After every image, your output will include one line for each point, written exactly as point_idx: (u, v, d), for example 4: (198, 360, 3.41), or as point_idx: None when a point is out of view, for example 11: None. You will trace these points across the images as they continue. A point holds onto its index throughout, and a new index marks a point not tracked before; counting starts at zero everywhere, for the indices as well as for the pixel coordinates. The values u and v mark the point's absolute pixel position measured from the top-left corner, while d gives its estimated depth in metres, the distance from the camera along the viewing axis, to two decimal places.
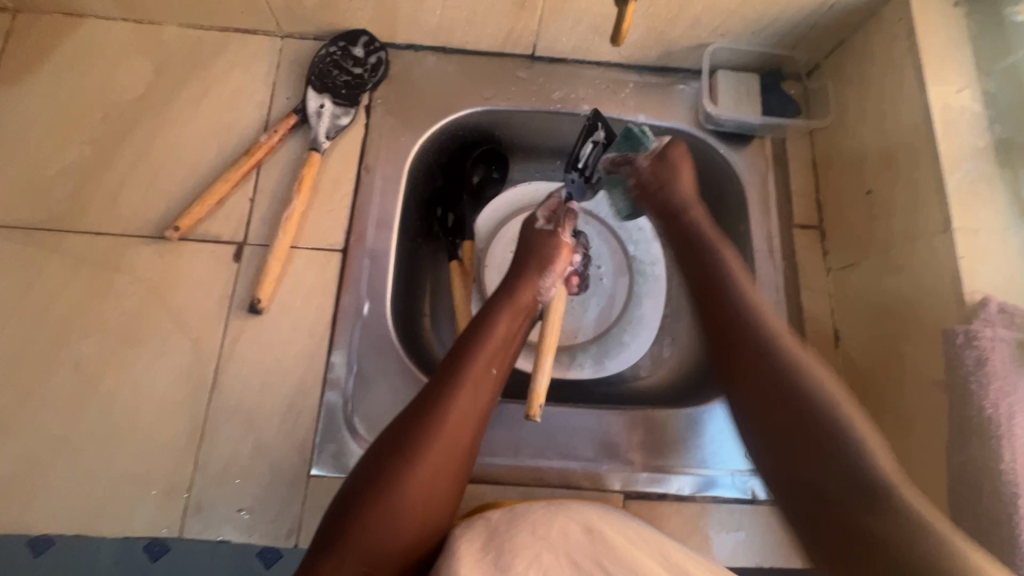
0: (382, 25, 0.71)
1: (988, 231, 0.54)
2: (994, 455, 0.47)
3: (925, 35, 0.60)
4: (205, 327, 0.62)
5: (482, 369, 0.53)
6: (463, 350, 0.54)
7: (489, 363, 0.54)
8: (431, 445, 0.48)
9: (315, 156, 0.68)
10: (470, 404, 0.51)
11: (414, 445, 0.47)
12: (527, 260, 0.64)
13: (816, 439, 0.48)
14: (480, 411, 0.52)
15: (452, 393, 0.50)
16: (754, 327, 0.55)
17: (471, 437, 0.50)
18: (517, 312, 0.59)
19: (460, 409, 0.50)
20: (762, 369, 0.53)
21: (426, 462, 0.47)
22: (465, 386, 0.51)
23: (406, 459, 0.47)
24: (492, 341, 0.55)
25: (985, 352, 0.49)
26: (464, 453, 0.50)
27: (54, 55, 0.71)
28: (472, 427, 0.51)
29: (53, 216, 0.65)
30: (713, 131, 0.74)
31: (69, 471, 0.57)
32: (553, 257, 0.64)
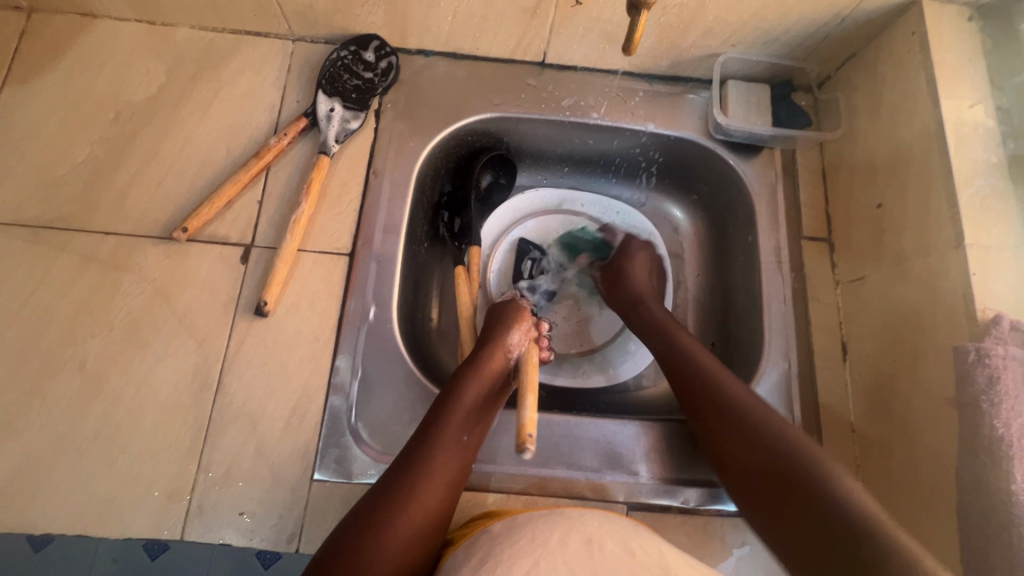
0: (393, 31, 0.71)
1: (1001, 248, 0.54)
2: (1006, 475, 0.47)
3: (938, 49, 0.60)
4: (211, 328, 0.62)
5: (445, 442, 0.53)
6: (429, 425, 0.54)
7: (457, 435, 0.54)
8: (391, 524, 0.48)
9: (325, 159, 0.68)
10: (433, 481, 0.51)
11: (378, 524, 0.48)
12: (494, 325, 0.63)
13: (789, 475, 0.49)
14: (447, 485, 0.52)
15: (417, 470, 0.51)
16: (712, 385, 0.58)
17: (438, 513, 0.50)
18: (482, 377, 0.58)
19: (424, 486, 0.50)
20: (729, 427, 0.55)
21: (387, 540, 0.47)
22: (431, 462, 0.52)
23: (369, 537, 0.47)
24: (457, 413, 0.55)
25: (996, 371, 0.49)
26: (432, 528, 0.50)
27: (67, 54, 0.71)
28: (437, 503, 0.51)
29: (62, 215, 0.65)
30: (723, 141, 0.74)
31: (73, 470, 0.57)
32: (514, 318, 0.64)
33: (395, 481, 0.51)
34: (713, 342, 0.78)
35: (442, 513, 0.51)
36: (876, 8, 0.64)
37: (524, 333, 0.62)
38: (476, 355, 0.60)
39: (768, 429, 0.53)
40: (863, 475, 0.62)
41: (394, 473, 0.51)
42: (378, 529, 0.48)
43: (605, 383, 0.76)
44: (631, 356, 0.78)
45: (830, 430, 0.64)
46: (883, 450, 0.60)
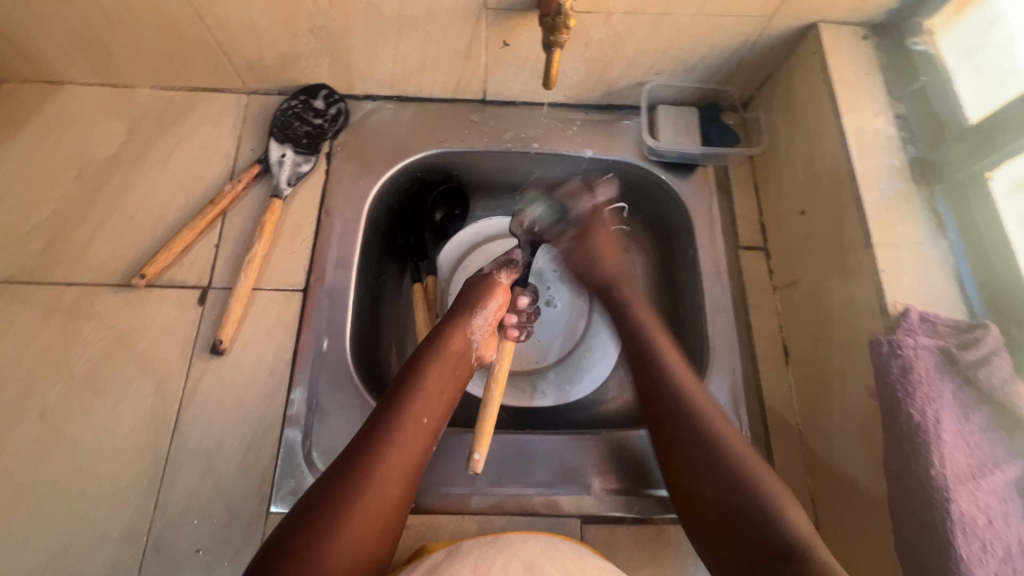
0: (339, 79, 0.76)
1: (906, 244, 0.57)
2: (925, 461, 0.48)
3: (837, 66, 0.65)
4: (168, 370, 0.65)
5: (410, 424, 0.55)
6: (386, 413, 0.56)
7: (416, 420, 0.56)
8: (351, 506, 0.50)
9: (277, 202, 0.71)
10: (393, 468, 0.53)
11: (332, 516, 0.49)
12: (464, 303, 0.65)
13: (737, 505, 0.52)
14: (404, 472, 0.53)
15: (371, 458, 0.52)
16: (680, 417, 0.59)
17: (394, 500, 0.52)
18: (445, 358, 0.61)
19: (380, 473, 0.52)
20: (695, 444, 0.57)
21: (347, 521, 0.49)
22: (386, 450, 0.53)
23: (322, 531, 0.48)
24: (416, 397, 0.57)
25: (909, 360, 0.51)
26: (388, 517, 0.51)
27: (33, 119, 0.76)
28: (396, 486, 0.52)
29: (25, 270, 0.68)
30: (657, 162, 0.78)
31: (30, 517, 0.58)
32: (484, 296, 0.65)
33: (349, 471, 0.52)
34: None
35: (397, 500, 0.52)
36: (780, 33, 0.69)
37: (494, 313, 0.65)
38: (440, 337, 0.62)
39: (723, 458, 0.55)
40: (811, 474, 0.63)
41: (349, 464, 0.52)
42: (333, 522, 0.48)
43: (564, 400, 0.78)
44: (587, 372, 0.80)
45: (776, 431, 0.66)
46: (825, 447, 0.61)
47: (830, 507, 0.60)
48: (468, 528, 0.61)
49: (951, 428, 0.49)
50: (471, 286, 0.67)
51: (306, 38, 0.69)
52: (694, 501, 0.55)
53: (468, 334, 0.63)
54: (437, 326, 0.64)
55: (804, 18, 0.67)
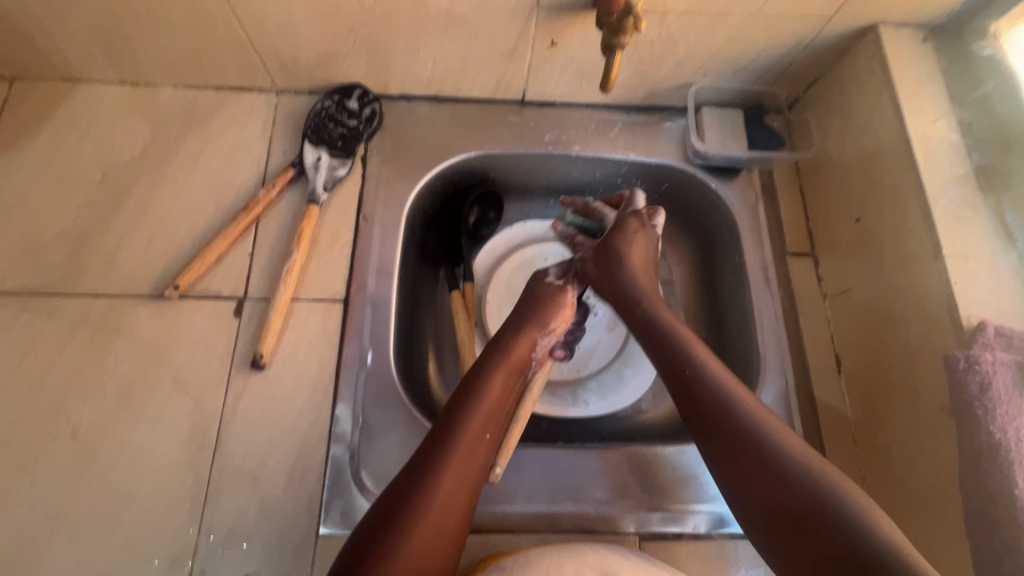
0: (375, 79, 0.73)
1: (976, 255, 0.56)
2: (1007, 479, 0.47)
3: (898, 70, 0.63)
4: (206, 385, 0.62)
5: (475, 436, 0.54)
6: (449, 425, 0.54)
7: (481, 435, 0.54)
8: (419, 518, 0.48)
9: (314, 208, 0.68)
10: (459, 482, 0.51)
11: (397, 535, 0.47)
12: (529, 317, 0.65)
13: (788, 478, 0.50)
14: (466, 489, 0.52)
15: (435, 474, 0.50)
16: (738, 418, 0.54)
17: (456, 517, 0.50)
18: (511, 371, 0.60)
19: (443, 489, 0.50)
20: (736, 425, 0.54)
21: (414, 535, 0.47)
22: (450, 464, 0.51)
23: (387, 550, 0.46)
24: (482, 408, 0.56)
25: (988, 377, 0.50)
26: (452, 535, 0.49)
27: (51, 119, 0.72)
28: (461, 498, 0.51)
29: (49, 281, 0.64)
30: (702, 166, 0.76)
31: (67, 543, 0.55)
32: (548, 313, 0.66)
33: (411, 487, 0.50)
34: None
35: (459, 516, 0.50)
36: (837, 34, 0.67)
37: (557, 332, 0.66)
38: (504, 350, 0.61)
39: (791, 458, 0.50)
40: (870, 487, 0.62)
41: (412, 478, 0.50)
42: (400, 538, 0.47)
43: (605, 410, 0.76)
44: (627, 382, 0.78)
45: (832, 443, 0.65)
46: (885, 459, 0.61)
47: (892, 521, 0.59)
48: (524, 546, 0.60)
49: None
50: (532, 298, 0.68)
51: (345, 37, 0.66)
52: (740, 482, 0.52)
53: (532, 347, 0.63)
54: (497, 336, 0.63)
55: (863, 19, 0.65)
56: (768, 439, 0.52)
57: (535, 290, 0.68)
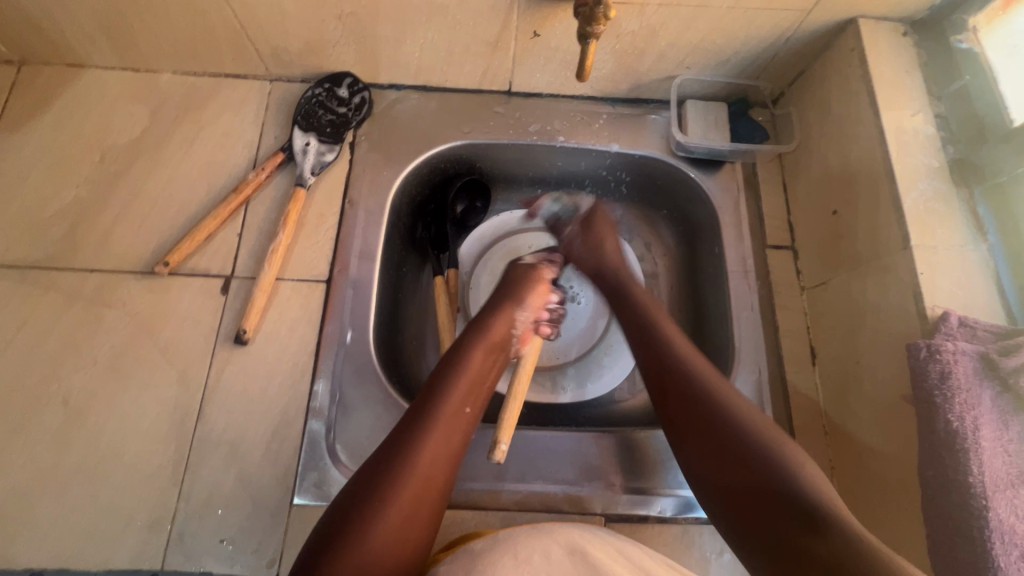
0: (364, 68, 0.75)
1: (945, 247, 0.56)
2: (963, 467, 0.48)
3: (876, 63, 0.64)
4: (192, 359, 0.64)
5: (457, 407, 0.54)
6: (428, 397, 0.55)
7: (461, 407, 0.55)
8: (401, 484, 0.48)
9: (301, 192, 0.71)
10: (441, 449, 0.52)
11: (375, 500, 0.47)
12: (509, 298, 0.66)
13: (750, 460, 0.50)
14: (447, 456, 0.52)
15: (416, 441, 0.51)
16: (701, 406, 0.55)
17: (436, 484, 0.50)
18: (490, 347, 0.61)
19: (421, 456, 0.50)
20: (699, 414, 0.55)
21: (396, 500, 0.48)
22: (430, 432, 0.52)
23: (365, 515, 0.46)
24: (463, 379, 0.56)
25: (948, 366, 0.50)
26: (432, 500, 0.50)
27: (55, 102, 0.75)
28: (443, 464, 0.51)
29: (47, 255, 0.67)
30: (685, 158, 0.77)
31: (54, 503, 0.58)
32: (527, 294, 0.67)
33: (390, 454, 0.50)
34: None
35: (439, 484, 0.51)
36: (818, 27, 0.67)
37: (535, 311, 0.67)
38: (484, 326, 0.62)
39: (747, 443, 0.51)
40: (838, 477, 0.63)
41: (390, 447, 0.51)
42: (382, 503, 0.47)
43: (583, 398, 0.77)
44: (606, 370, 0.79)
45: (802, 433, 0.65)
46: (852, 449, 0.61)
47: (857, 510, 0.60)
48: (491, 524, 0.61)
49: (990, 435, 0.48)
50: (514, 281, 0.69)
51: (333, 26, 0.68)
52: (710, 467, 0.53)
53: (512, 325, 0.64)
54: (478, 316, 0.65)
55: (843, 13, 0.65)
56: (742, 418, 0.53)
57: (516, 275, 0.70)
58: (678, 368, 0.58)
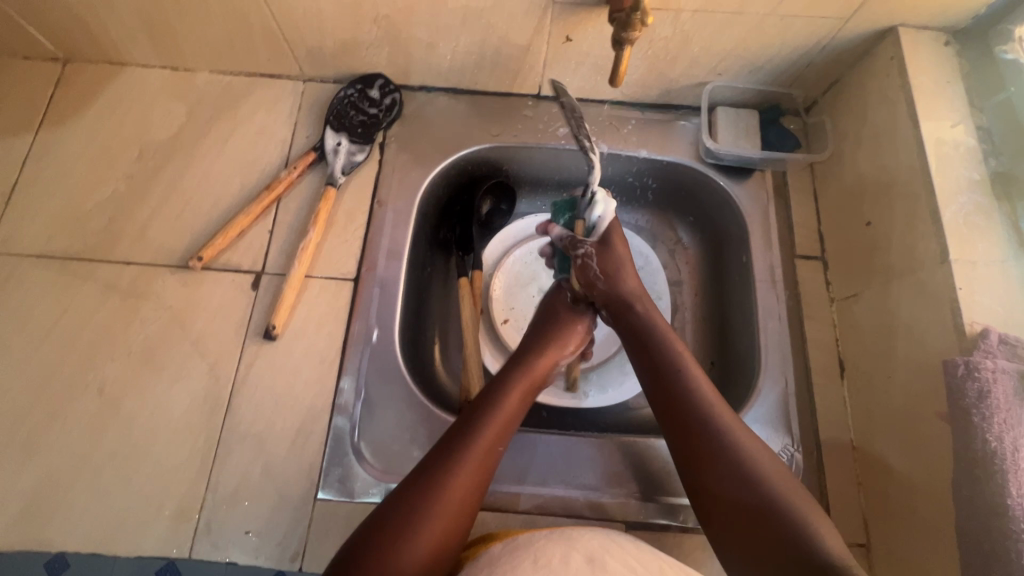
0: (396, 70, 0.76)
1: (984, 262, 0.55)
2: (1001, 489, 0.47)
3: (916, 73, 0.63)
4: (222, 352, 0.65)
5: (490, 444, 0.54)
6: (461, 419, 0.55)
7: (495, 444, 0.54)
8: (431, 519, 0.48)
9: (331, 190, 0.72)
10: (471, 485, 0.51)
11: (389, 555, 0.46)
12: (545, 333, 0.65)
13: (761, 501, 0.49)
14: (478, 489, 0.52)
15: (451, 475, 0.51)
16: (710, 436, 0.53)
17: (452, 537, 0.49)
18: (528, 386, 0.60)
19: (455, 475, 0.51)
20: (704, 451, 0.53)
21: (426, 534, 0.47)
22: (465, 450, 0.52)
23: (397, 537, 0.47)
24: (500, 419, 0.56)
25: (987, 385, 0.49)
26: (456, 540, 0.49)
27: (97, 98, 0.77)
28: (470, 502, 0.51)
29: (87, 247, 0.69)
30: (714, 165, 0.76)
31: (88, 489, 0.60)
32: (571, 335, 0.66)
33: (422, 476, 0.50)
34: (713, 362, 0.78)
35: (472, 501, 0.51)
36: (856, 35, 0.66)
37: (573, 351, 0.66)
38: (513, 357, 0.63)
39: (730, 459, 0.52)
40: (866, 493, 0.61)
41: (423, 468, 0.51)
42: (409, 536, 0.47)
43: (606, 404, 0.76)
44: (629, 377, 0.78)
45: (829, 447, 0.64)
46: (882, 466, 0.60)
47: (885, 528, 0.59)
48: (513, 526, 0.61)
49: None
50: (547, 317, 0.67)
51: (368, 28, 0.69)
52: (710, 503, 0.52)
53: (550, 367, 0.63)
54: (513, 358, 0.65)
55: (882, 22, 0.64)
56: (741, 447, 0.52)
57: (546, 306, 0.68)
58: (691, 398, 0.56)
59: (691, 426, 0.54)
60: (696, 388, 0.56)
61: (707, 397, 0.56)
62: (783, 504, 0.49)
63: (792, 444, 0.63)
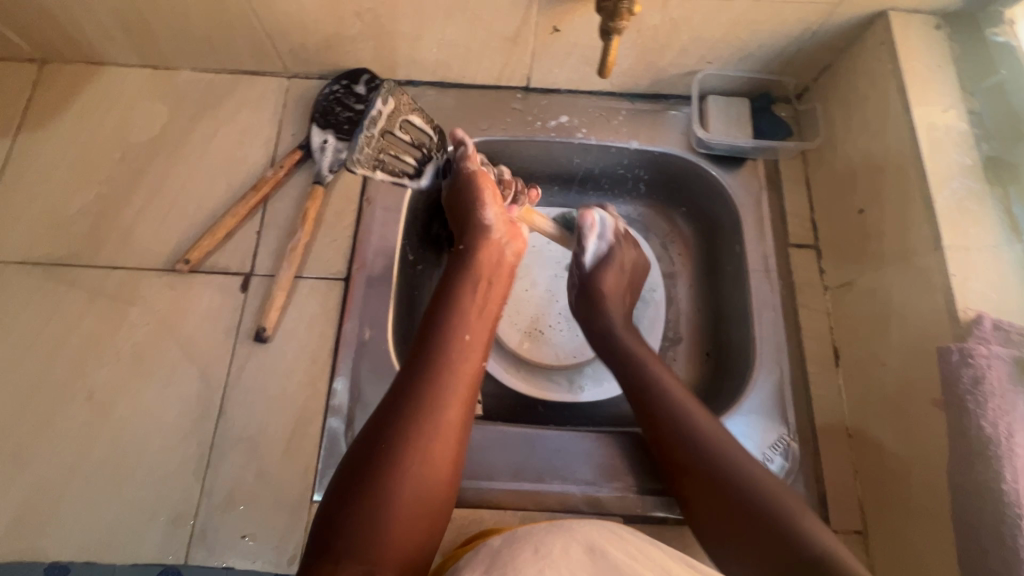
0: (381, 64, 0.75)
1: (977, 247, 0.55)
2: (996, 474, 0.47)
3: (908, 57, 0.62)
4: (212, 356, 0.65)
5: (462, 342, 0.55)
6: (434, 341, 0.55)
7: (462, 335, 0.56)
8: (414, 437, 0.48)
9: (319, 189, 0.70)
10: (458, 398, 0.52)
11: (375, 488, 0.46)
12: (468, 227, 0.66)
13: (749, 506, 0.52)
14: (463, 389, 0.53)
15: (425, 386, 0.51)
16: (683, 450, 0.57)
17: (448, 450, 0.50)
18: (477, 284, 0.61)
19: (448, 401, 0.51)
20: (699, 469, 0.56)
21: (410, 455, 0.48)
22: (447, 376, 0.52)
23: (386, 469, 0.47)
24: (462, 314, 0.57)
25: (981, 371, 0.49)
26: (448, 453, 0.50)
27: (77, 99, 0.76)
28: (459, 413, 0.51)
29: (71, 253, 0.68)
30: (706, 154, 0.75)
31: (79, 498, 0.59)
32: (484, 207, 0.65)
33: (401, 405, 0.50)
34: (709, 353, 0.77)
35: (465, 420, 0.53)
36: (847, 20, 0.65)
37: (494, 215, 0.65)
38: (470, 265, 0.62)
39: (717, 466, 0.55)
40: (862, 481, 0.62)
41: (407, 396, 0.51)
42: (392, 462, 0.47)
43: (602, 397, 0.76)
44: None
45: (825, 435, 0.64)
46: (877, 453, 0.60)
47: (883, 515, 0.59)
48: (510, 522, 0.61)
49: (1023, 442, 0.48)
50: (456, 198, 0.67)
51: (351, 22, 0.67)
52: (696, 506, 0.55)
53: (490, 258, 0.64)
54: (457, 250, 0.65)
55: (872, 6, 0.63)
56: (725, 452, 0.56)
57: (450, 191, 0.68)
58: (667, 409, 0.60)
59: (669, 440, 0.58)
60: (666, 392, 0.61)
61: (683, 407, 0.59)
62: (774, 511, 0.51)
63: (788, 434, 0.63)
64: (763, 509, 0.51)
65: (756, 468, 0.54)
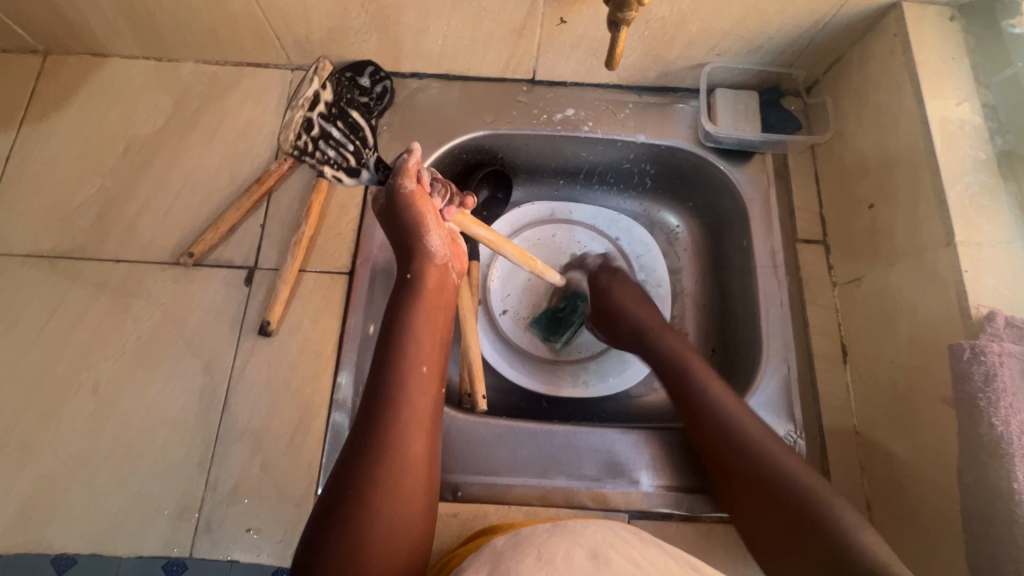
0: (386, 56, 0.74)
1: (991, 243, 0.54)
2: (1008, 473, 0.46)
3: (921, 50, 0.61)
4: (216, 350, 0.64)
5: (416, 371, 0.52)
6: (387, 376, 0.51)
7: (417, 366, 0.53)
8: (377, 478, 0.47)
9: (323, 182, 0.70)
10: (417, 428, 0.50)
11: (347, 541, 0.45)
12: (400, 238, 0.59)
13: (801, 506, 0.49)
14: (422, 423, 0.50)
15: (386, 423, 0.49)
16: (749, 452, 0.54)
17: (417, 482, 0.48)
18: (428, 303, 0.57)
19: (410, 439, 0.49)
20: (759, 478, 0.53)
21: (380, 499, 0.46)
22: (402, 411, 0.49)
23: (359, 518, 0.45)
24: (413, 340, 0.53)
25: (993, 368, 0.49)
26: (419, 486, 0.49)
27: (81, 91, 0.75)
28: (422, 447, 0.49)
29: (75, 246, 0.68)
30: (713, 148, 0.74)
31: (85, 491, 0.59)
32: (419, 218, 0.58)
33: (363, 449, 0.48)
34: (714, 348, 0.77)
35: (431, 448, 0.51)
36: (860, 12, 0.64)
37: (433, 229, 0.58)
38: (419, 290, 0.57)
39: (773, 472, 0.52)
40: (870, 479, 0.61)
41: (366, 444, 0.48)
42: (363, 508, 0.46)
43: (606, 393, 0.76)
44: (629, 364, 0.77)
45: (832, 431, 0.63)
46: (885, 450, 0.60)
47: (890, 512, 0.58)
48: (514, 517, 0.61)
49: None
50: (391, 212, 0.59)
51: (355, 13, 0.66)
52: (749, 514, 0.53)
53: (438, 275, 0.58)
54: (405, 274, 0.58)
55: None
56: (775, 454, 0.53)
57: (384, 208, 0.60)
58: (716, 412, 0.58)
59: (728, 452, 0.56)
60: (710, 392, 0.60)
61: (735, 411, 0.58)
62: (813, 510, 0.49)
63: (794, 430, 0.63)
64: (812, 507, 0.49)
65: (801, 469, 0.52)
